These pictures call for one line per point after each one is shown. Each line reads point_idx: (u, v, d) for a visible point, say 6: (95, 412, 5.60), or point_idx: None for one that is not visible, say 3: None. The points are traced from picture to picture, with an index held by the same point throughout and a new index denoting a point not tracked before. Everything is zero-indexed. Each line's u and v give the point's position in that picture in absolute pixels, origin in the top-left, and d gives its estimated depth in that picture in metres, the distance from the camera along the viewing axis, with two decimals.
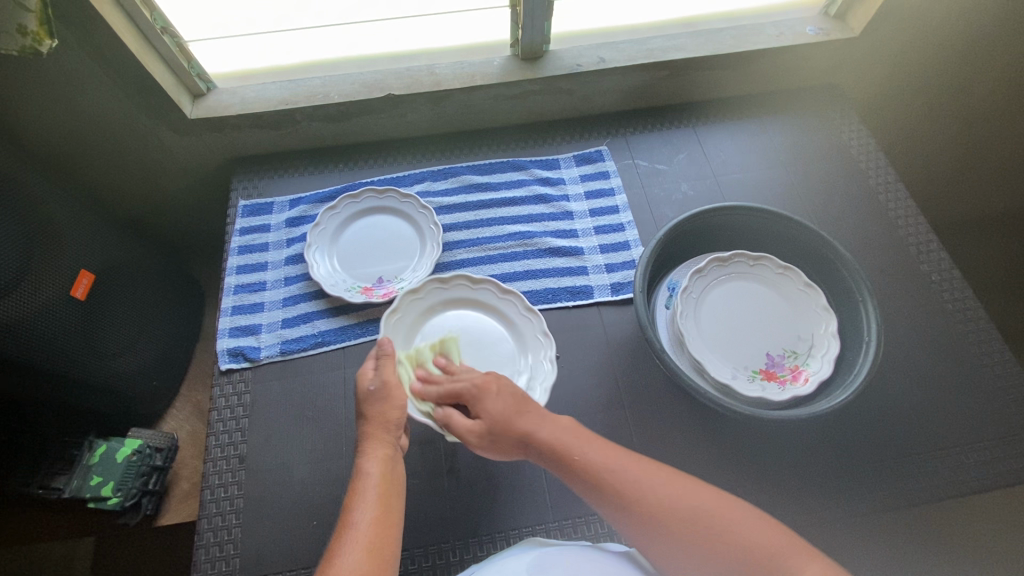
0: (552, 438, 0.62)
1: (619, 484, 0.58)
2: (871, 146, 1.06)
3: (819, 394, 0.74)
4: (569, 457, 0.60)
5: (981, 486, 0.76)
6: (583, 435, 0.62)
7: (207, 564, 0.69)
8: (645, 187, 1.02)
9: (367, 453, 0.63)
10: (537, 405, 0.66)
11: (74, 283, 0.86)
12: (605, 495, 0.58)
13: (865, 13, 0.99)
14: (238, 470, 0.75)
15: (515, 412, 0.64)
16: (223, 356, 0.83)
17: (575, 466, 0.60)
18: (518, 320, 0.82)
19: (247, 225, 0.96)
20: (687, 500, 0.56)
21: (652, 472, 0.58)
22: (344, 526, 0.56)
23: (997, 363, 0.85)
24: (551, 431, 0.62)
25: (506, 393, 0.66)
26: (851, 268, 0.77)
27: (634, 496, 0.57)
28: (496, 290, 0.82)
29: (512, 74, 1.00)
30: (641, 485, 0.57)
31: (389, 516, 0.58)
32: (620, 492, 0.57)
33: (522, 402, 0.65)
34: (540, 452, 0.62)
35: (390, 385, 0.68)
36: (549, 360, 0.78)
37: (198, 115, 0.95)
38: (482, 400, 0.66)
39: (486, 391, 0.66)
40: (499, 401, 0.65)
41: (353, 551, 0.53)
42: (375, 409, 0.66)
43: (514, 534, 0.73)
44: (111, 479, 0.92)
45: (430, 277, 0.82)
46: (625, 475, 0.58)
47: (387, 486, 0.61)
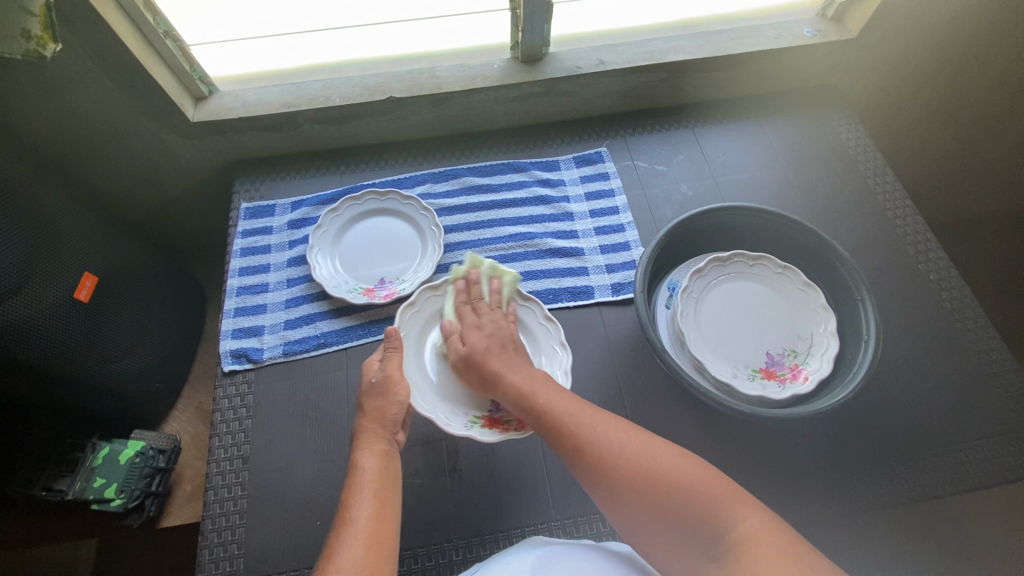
0: (517, 382, 0.67)
1: (569, 429, 0.61)
2: (869, 147, 1.06)
3: (818, 392, 0.75)
4: (529, 398, 0.65)
5: (980, 483, 0.76)
6: (548, 384, 0.67)
7: (210, 564, 0.70)
8: (644, 188, 1.02)
9: (362, 448, 0.64)
10: (518, 355, 0.71)
11: (77, 285, 0.87)
12: (556, 434, 0.61)
13: (862, 16, 1.00)
14: (241, 470, 0.76)
15: (492, 353, 0.71)
16: (226, 357, 0.83)
17: (535, 407, 0.64)
18: (536, 327, 0.82)
19: (249, 227, 0.97)
20: (637, 449, 0.57)
21: (606, 421, 0.61)
22: (342, 523, 0.57)
23: (995, 360, 0.85)
24: (518, 376, 0.68)
25: (492, 337, 0.73)
26: (848, 267, 0.78)
27: (585, 443, 0.59)
28: (517, 295, 0.83)
29: (512, 77, 1.00)
30: (592, 430, 0.60)
31: (388, 510, 0.59)
32: (572, 435, 0.60)
33: (503, 347, 0.72)
34: (505, 394, 0.67)
35: (391, 380, 0.69)
36: (562, 371, 0.77)
37: (201, 118, 0.96)
38: (471, 333, 0.74)
39: (479, 326, 0.74)
40: (485, 340, 0.72)
41: (352, 546, 0.54)
42: (373, 405, 0.68)
43: (517, 533, 0.73)
44: (114, 481, 0.93)
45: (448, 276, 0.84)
46: (578, 421, 0.61)
47: (384, 480, 0.62)
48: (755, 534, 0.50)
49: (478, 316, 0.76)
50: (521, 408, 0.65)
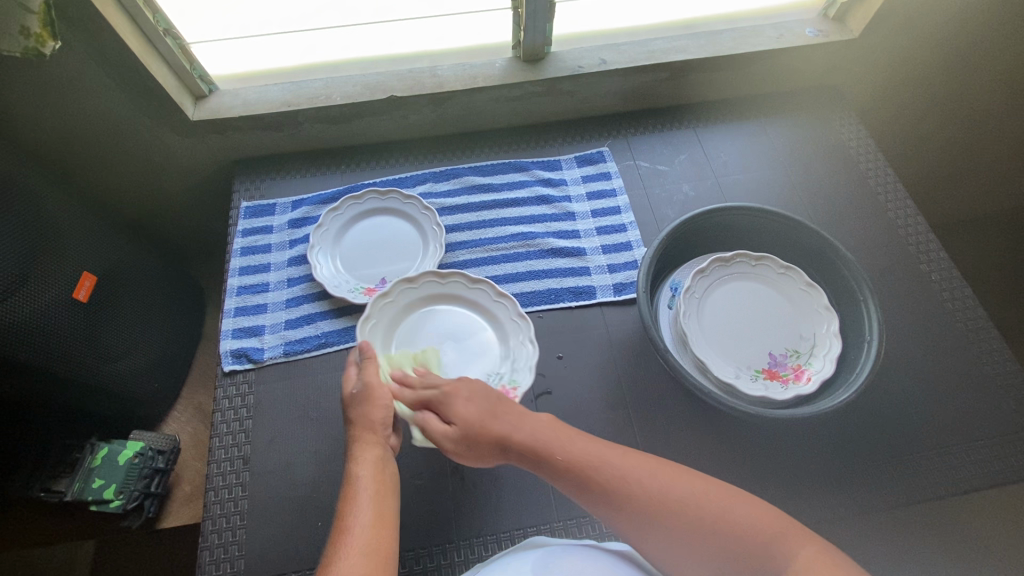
0: (526, 439, 0.63)
1: (607, 477, 0.58)
2: (870, 147, 1.07)
3: (821, 393, 0.75)
4: (547, 455, 0.61)
5: (983, 483, 0.77)
6: (559, 433, 0.63)
7: (211, 565, 0.69)
8: (646, 188, 1.02)
9: (356, 457, 0.64)
10: (511, 407, 0.67)
11: (77, 285, 0.86)
12: (590, 486, 0.58)
13: (864, 16, 1.00)
14: (242, 471, 0.75)
15: (489, 415, 0.65)
16: (226, 357, 0.83)
17: (558, 464, 0.60)
18: (492, 307, 0.83)
19: (249, 226, 0.96)
20: (678, 489, 0.56)
21: (643, 464, 0.59)
22: (338, 531, 0.56)
23: (998, 360, 0.85)
24: (525, 431, 0.64)
25: (477, 396, 0.67)
26: (852, 268, 0.78)
27: (622, 489, 0.57)
28: (467, 281, 0.84)
29: (514, 76, 1.00)
30: (627, 477, 0.58)
31: (386, 518, 0.58)
32: (608, 486, 0.58)
33: (491, 405, 0.66)
34: (517, 454, 0.63)
35: (371, 387, 0.68)
36: (529, 342, 0.80)
37: (200, 117, 0.95)
38: (452, 407, 0.67)
39: (460, 393, 0.68)
40: (471, 404, 0.67)
41: (350, 556, 0.53)
42: (360, 413, 0.67)
43: (519, 534, 0.73)
44: (113, 482, 0.93)
45: (398, 279, 0.82)
46: (612, 470, 0.59)
47: (380, 487, 0.61)
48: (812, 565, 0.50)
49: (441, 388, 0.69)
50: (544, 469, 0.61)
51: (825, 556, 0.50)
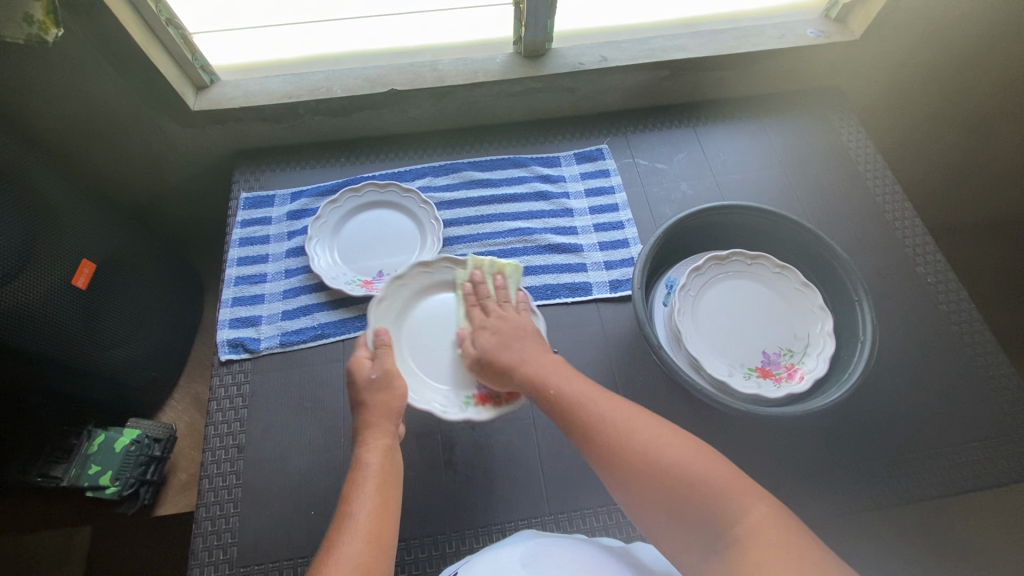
0: (528, 373, 0.68)
1: (585, 414, 0.62)
2: (869, 149, 1.07)
3: (813, 393, 0.75)
4: (544, 387, 0.66)
5: (972, 485, 0.77)
6: (561, 371, 0.68)
7: (204, 551, 0.70)
8: (645, 185, 1.02)
9: (367, 444, 0.65)
10: (527, 345, 0.71)
11: (75, 272, 0.87)
12: (571, 418, 0.62)
13: (866, 16, 1.00)
14: (236, 460, 0.76)
15: (503, 347, 0.71)
16: (223, 347, 0.83)
17: (550, 396, 0.65)
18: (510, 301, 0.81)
19: (249, 217, 0.96)
20: (644, 437, 0.58)
21: (622, 409, 0.62)
22: (343, 516, 0.57)
23: (991, 364, 0.86)
24: (530, 364, 0.68)
25: (499, 330, 0.73)
26: (847, 268, 0.78)
27: (596, 428, 0.60)
28: (486, 269, 0.81)
29: (514, 72, 1.00)
30: (604, 418, 0.61)
31: (388, 508, 0.59)
32: (585, 424, 0.61)
33: (510, 337, 0.72)
34: (519, 386, 0.68)
35: (390, 374, 0.70)
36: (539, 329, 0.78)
37: (202, 107, 0.96)
38: (479, 335, 0.74)
39: (487, 325, 0.74)
40: (491, 336, 0.73)
41: (352, 541, 0.54)
42: (376, 398, 0.68)
43: (510, 527, 0.73)
44: (109, 469, 0.93)
45: (415, 263, 0.80)
46: (592, 410, 0.62)
47: (387, 475, 0.62)
48: (758, 528, 0.50)
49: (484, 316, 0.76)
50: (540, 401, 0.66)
51: (776, 521, 0.50)
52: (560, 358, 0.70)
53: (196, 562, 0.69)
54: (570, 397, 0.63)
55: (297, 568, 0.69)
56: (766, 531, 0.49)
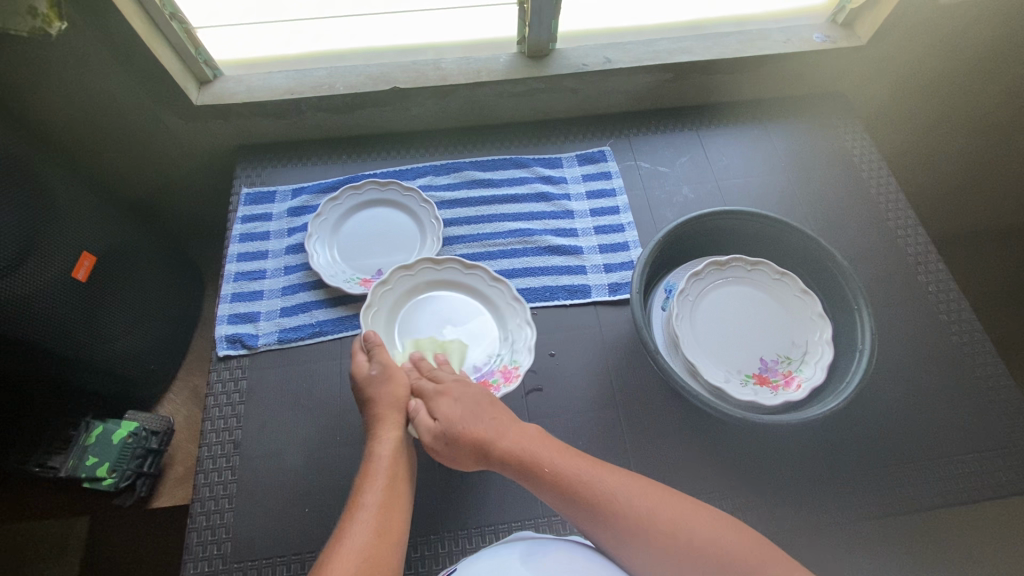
0: (512, 447, 0.64)
1: (593, 496, 0.59)
2: (873, 155, 1.06)
3: (810, 401, 0.75)
4: (532, 465, 0.62)
5: (966, 495, 0.77)
6: (546, 446, 0.64)
7: (198, 546, 0.70)
8: (646, 188, 1.02)
9: (379, 436, 0.67)
10: (499, 413, 0.68)
11: (75, 264, 0.87)
12: (575, 500, 0.60)
13: (873, 22, 0.99)
14: (232, 455, 0.76)
15: (475, 418, 0.67)
16: (221, 342, 0.84)
17: (545, 474, 0.62)
18: (486, 289, 0.84)
19: (249, 213, 0.96)
20: (667, 513, 0.58)
21: (632, 486, 0.60)
22: (353, 506, 0.60)
23: (989, 376, 0.86)
24: (511, 440, 0.65)
25: (464, 400, 0.69)
26: (848, 276, 0.78)
27: (611, 509, 0.58)
28: (461, 266, 0.84)
29: (517, 72, 1.00)
30: (616, 495, 0.59)
31: (397, 501, 0.61)
32: (596, 503, 0.59)
33: (480, 409, 0.68)
34: (499, 461, 0.64)
35: (389, 368, 0.71)
36: (525, 322, 0.82)
37: (204, 102, 0.96)
38: (439, 404, 0.69)
39: (447, 394, 0.70)
40: (456, 406, 0.68)
41: (361, 531, 0.57)
42: (382, 392, 0.70)
43: (504, 529, 0.74)
44: (106, 460, 0.94)
45: (395, 265, 0.83)
46: (600, 490, 0.60)
47: (398, 468, 0.64)
48: None
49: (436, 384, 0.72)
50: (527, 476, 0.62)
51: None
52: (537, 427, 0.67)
53: (190, 557, 0.69)
54: (572, 475, 0.61)
55: (291, 565, 0.69)
56: None
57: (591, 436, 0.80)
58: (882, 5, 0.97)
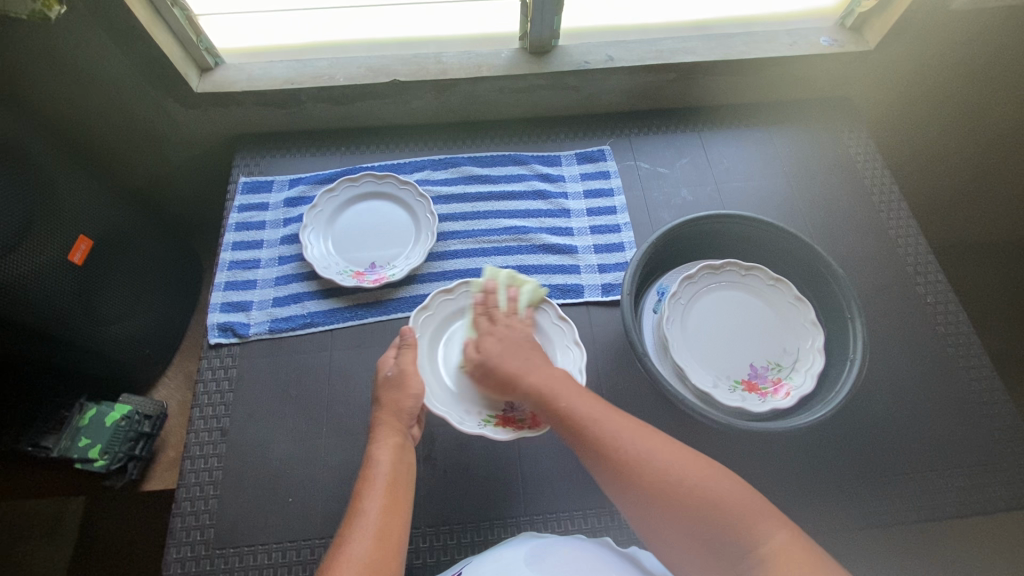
0: (535, 384, 0.67)
1: (598, 433, 0.61)
2: (877, 162, 1.04)
3: (798, 409, 0.74)
4: (552, 401, 0.65)
5: (950, 509, 0.77)
6: (570, 386, 0.66)
7: (182, 531, 0.71)
8: (645, 189, 1.01)
9: (379, 441, 0.66)
10: (535, 356, 0.70)
11: (72, 247, 0.88)
12: (580, 434, 0.62)
13: (882, 27, 0.97)
14: (219, 443, 0.76)
15: (510, 357, 0.70)
16: (213, 330, 0.84)
17: (558, 409, 0.64)
18: (548, 327, 0.82)
19: (246, 202, 0.97)
20: (664, 458, 0.58)
21: (636, 433, 0.61)
22: (354, 513, 0.59)
23: (984, 390, 0.85)
24: (539, 376, 0.67)
25: (507, 339, 0.72)
26: (842, 284, 0.77)
27: (615, 449, 0.60)
28: None
29: (518, 67, 0.99)
30: (619, 439, 0.60)
31: (398, 507, 0.61)
32: (601, 443, 0.60)
33: (519, 349, 0.71)
34: (523, 396, 0.67)
35: (405, 373, 0.70)
36: (574, 351, 0.79)
37: (204, 89, 0.96)
38: (485, 340, 0.72)
39: (495, 332, 0.73)
40: (498, 343, 0.72)
41: (362, 538, 0.56)
42: (389, 396, 0.69)
43: (485, 525, 0.74)
44: (98, 442, 0.94)
45: (462, 280, 0.83)
46: (606, 426, 0.62)
47: (398, 474, 0.63)
48: (781, 551, 0.52)
49: (490, 322, 0.74)
50: (543, 409, 0.66)
51: (797, 543, 0.53)
52: (564, 370, 0.70)
53: (173, 542, 0.70)
54: (582, 414, 0.63)
55: (272, 554, 0.70)
56: (789, 554, 0.52)
57: None
58: (891, 9, 0.95)
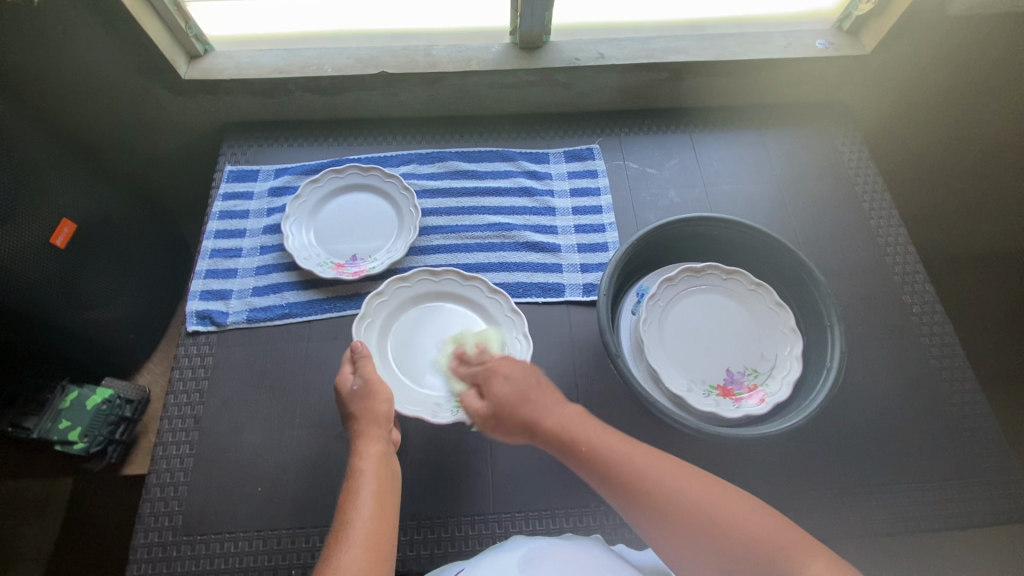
0: (555, 426, 0.64)
1: (627, 472, 0.59)
2: (870, 169, 1.03)
3: (773, 416, 0.74)
4: (576, 444, 0.62)
5: (926, 523, 0.76)
6: (591, 425, 0.64)
7: (150, 517, 0.71)
8: (632, 189, 1.00)
9: (360, 451, 0.65)
10: (544, 393, 0.67)
11: (55, 230, 0.88)
12: (609, 478, 0.59)
13: (880, 31, 0.96)
14: (191, 430, 0.77)
15: (519, 399, 0.66)
16: (191, 318, 0.84)
17: (584, 453, 0.61)
18: (483, 304, 0.83)
19: (231, 190, 0.97)
20: (694, 493, 0.57)
21: (663, 469, 0.59)
22: (341, 524, 0.58)
23: (966, 404, 0.84)
24: (556, 418, 0.64)
25: (514, 378, 0.69)
26: (823, 291, 0.76)
27: (645, 485, 0.58)
28: (459, 279, 0.84)
29: (507, 63, 0.98)
30: (649, 479, 0.58)
31: (387, 515, 0.60)
32: (630, 483, 0.58)
33: (528, 388, 0.67)
34: (544, 439, 0.64)
35: (371, 382, 0.70)
36: (515, 322, 0.81)
37: (192, 77, 0.96)
38: (491, 383, 0.70)
39: (498, 373, 0.70)
40: (506, 383, 0.68)
41: (352, 549, 0.55)
42: (363, 407, 0.69)
43: (453, 522, 0.74)
44: (79, 425, 0.95)
45: (390, 277, 0.83)
46: (633, 465, 0.59)
47: (383, 484, 0.63)
48: None
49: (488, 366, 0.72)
50: (568, 455, 0.62)
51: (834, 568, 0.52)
52: (582, 408, 0.67)
53: (140, 527, 0.70)
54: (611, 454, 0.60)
55: (239, 542, 0.70)
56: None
57: None
58: (888, 14, 0.94)
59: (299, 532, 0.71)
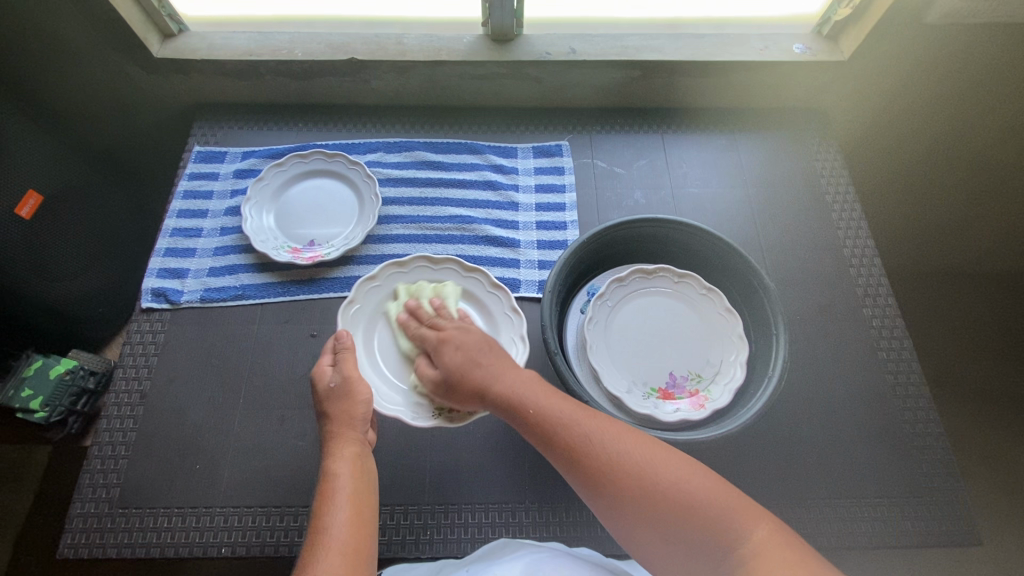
0: (507, 392, 0.61)
1: (570, 439, 0.57)
2: (842, 178, 1.01)
3: (711, 422, 0.73)
4: (522, 410, 0.60)
5: (863, 538, 0.76)
6: (539, 389, 0.62)
7: (88, 488, 0.73)
8: (598, 188, 1.00)
9: (333, 454, 0.62)
10: (494, 357, 0.64)
11: (19, 202, 0.89)
12: (557, 445, 0.58)
13: (856, 38, 0.94)
14: (137, 404, 0.78)
15: (471, 366, 0.63)
16: (146, 294, 0.85)
17: (529, 416, 0.60)
18: (482, 298, 0.80)
19: (197, 170, 0.97)
20: (638, 456, 0.56)
21: (611, 432, 0.58)
22: (316, 532, 0.55)
23: (918, 422, 0.83)
24: (506, 382, 0.62)
25: (464, 346, 0.65)
26: (771, 299, 0.75)
27: (587, 453, 0.56)
28: (459, 271, 0.80)
29: (478, 54, 0.98)
30: (595, 442, 0.57)
31: (365, 520, 0.57)
32: (574, 449, 0.57)
33: (478, 354, 0.64)
34: (494, 406, 0.62)
35: (351, 380, 0.66)
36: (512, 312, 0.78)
37: (164, 55, 0.97)
38: (442, 351, 0.66)
39: (448, 340, 0.66)
40: (457, 352, 0.65)
41: (328, 557, 0.52)
42: (338, 408, 0.65)
43: (386, 511, 0.74)
44: (41, 394, 0.91)
45: (387, 262, 0.79)
46: (578, 431, 0.58)
47: (359, 486, 0.60)
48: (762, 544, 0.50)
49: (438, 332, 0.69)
50: (517, 420, 0.60)
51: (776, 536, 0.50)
52: (531, 372, 0.65)
53: (79, 497, 0.72)
54: (559, 419, 0.59)
55: (171, 518, 0.71)
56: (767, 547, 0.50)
57: (489, 432, 0.79)
58: (865, 20, 0.92)
59: (232, 511, 0.72)
